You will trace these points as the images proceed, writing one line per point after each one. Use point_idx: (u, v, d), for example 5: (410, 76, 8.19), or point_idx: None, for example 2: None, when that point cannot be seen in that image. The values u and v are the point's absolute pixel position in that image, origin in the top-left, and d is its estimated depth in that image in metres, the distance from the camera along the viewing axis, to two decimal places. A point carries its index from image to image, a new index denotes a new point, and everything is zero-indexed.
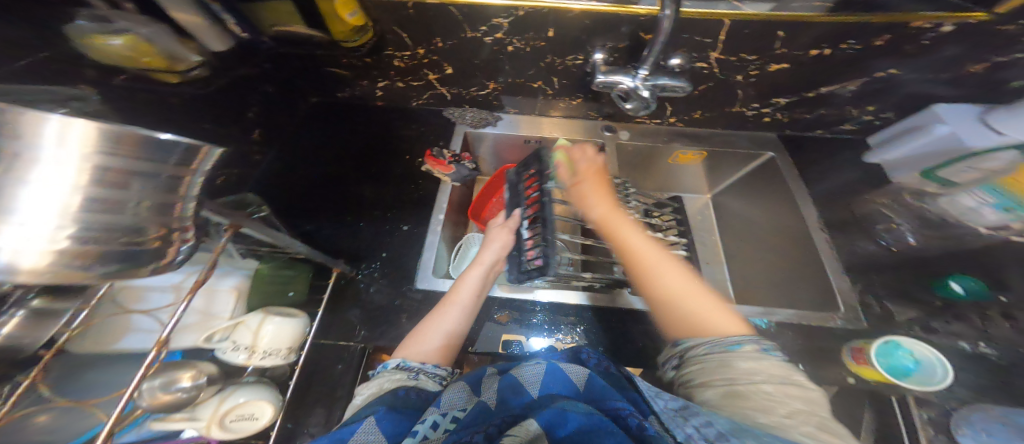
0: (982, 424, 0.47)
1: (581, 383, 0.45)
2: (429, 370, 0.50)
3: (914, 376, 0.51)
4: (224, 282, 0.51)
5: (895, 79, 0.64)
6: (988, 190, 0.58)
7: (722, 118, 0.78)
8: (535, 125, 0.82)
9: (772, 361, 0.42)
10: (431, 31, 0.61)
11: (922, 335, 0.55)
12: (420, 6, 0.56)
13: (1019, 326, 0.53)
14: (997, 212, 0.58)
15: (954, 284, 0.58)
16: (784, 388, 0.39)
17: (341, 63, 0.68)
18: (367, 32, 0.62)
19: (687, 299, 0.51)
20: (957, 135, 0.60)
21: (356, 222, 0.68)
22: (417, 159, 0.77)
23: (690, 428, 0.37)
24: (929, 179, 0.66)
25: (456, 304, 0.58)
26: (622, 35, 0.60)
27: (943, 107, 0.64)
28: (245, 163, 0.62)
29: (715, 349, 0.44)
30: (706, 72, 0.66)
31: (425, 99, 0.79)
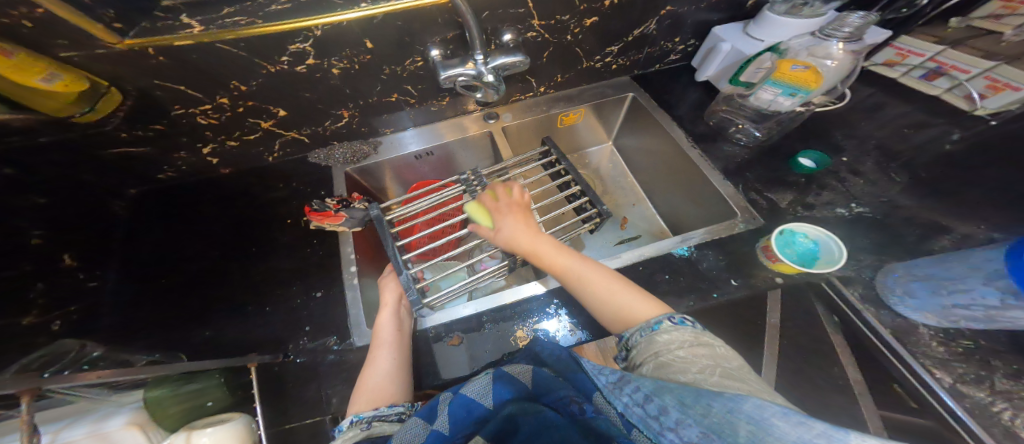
0: (901, 288, 0.48)
1: (530, 381, 0.43)
2: (384, 414, 0.44)
3: (820, 257, 0.52)
4: (111, 422, 0.43)
5: (677, 14, 0.68)
6: (773, 84, 0.63)
7: (578, 76, 0.78)
8: (433, 135, 0.77)
9: (684, 329, 0.41)
10: (220, 75, 0.54)
11: (805, 214, 0.59)
12: (169, 51, 0.48)
13: (866, 178, 0.61)
14: (789, 98, 0.63)
15: (806, 160, 0.63)
16: (696, 349, 0.38)
17: (125, 139, 0.58)
18: (108, 93, 0.51)
19: (607, 290, 0.48)
20: (736, 48, 0.68)
21: (249, 308, 0.59)
22: (301, 217, 0.69)
23: (627, 398, 0.34)
24: (737, 86, 0.71)
25: (386, 343, 0.50)
26: (443, 26, 0.58)
27: (720, 28, 0.72)
28: (75, 296, 0.54)
29: (641, 332, 0.43)
30: (538, 41, 0.66)
31: (280, 150, 0.72)
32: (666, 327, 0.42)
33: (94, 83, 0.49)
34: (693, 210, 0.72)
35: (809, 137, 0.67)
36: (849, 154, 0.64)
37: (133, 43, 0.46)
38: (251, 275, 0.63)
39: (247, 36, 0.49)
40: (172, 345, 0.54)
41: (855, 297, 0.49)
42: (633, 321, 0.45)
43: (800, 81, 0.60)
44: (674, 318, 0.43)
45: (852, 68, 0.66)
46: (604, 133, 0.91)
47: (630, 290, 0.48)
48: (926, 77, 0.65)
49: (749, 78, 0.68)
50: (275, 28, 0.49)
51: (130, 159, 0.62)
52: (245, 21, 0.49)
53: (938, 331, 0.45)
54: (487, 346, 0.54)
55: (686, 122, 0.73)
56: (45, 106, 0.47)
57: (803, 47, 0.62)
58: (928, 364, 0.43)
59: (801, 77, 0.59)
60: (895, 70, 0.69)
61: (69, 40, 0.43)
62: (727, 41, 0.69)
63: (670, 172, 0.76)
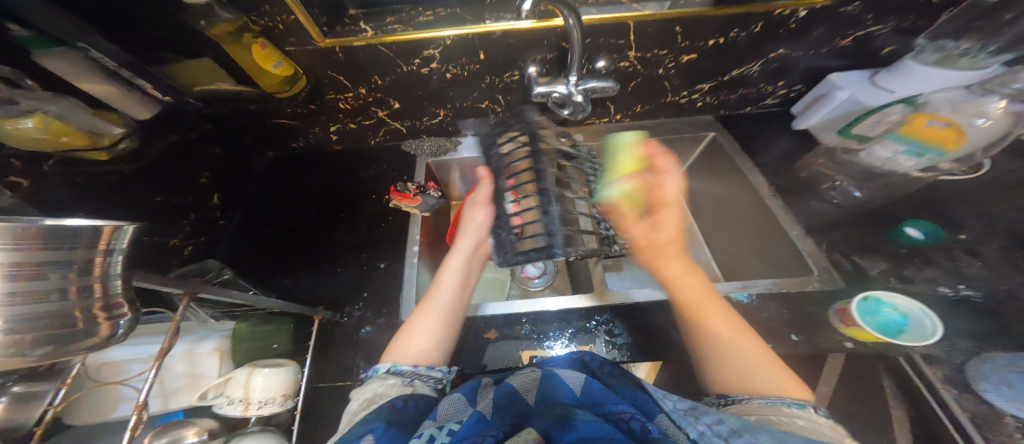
0: (997, 376, 0.44)
1: (581, 389, 0.41)
2: (422, 373, 0.46)
3: (907, 332, 0.48)
4: (203, 345, 0.48)
5: (786, 58, 0.67)
6: (896, 140, 0.62)
7: (662, 108, 0.80)
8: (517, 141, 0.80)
9: (826, 418, 0.37)
10: (366, 71, 0.63)
11: (897, 285, 0.54)
12: (348, 50, 0.58)
13: (981, 261, 0.55)
14: (914, 159, 0.62)
15: (912, 230, 0.59)
16: (827, 429, 0.35)
17: (285, 114, 0.70)
18: (300, 79, 0.63)
19: (739, 343, 0.46)
20: (857, 97, 0.65)
21: (334, 269, 0.67)
22: (385, 197, 0.77)
23: (702, 425, 0.36)
24: (848, 137, 0.70)
25: (430, 304, 0.53)
26: (549, 47, 0.63)
27: (838, 75, 0.68)
28: (208, 229, 0.65)
29: (764, 397, 0.40)
30: (631, 71, 0.69)
31: (383, 136, 0.81)
32: (808, 410, 0.38)
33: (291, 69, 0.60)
34: (761, 261, 0.70)
35: (912, 205, 0.62)
36: (963, 231, 0.58)
37: (330, 43, 0.57)
38: (337, 240, 0.71)
39: (391, 40, 0.58)
40: (267, 286, 0.63)
41: (936, 377, 0.47)
42: (744, 384, 0.43)
43: (926, 136, 0.59)
44: (817, 411, 0.38)
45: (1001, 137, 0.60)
46: (668, 170, 0.90)
47: (773, 364, 0.44)
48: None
49: (864, 132, 0.68)
50: (416, 36, 0.58)
51: (275, 128, 0.73)
52: (399, 30, 0.59)
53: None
54: (519, 346, 0.57)
55: (767, 170, 0.72)
56: (264, 85, 0.61)
57: (947, 103, 0.59)
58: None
59: (938, 133, 0.58)
60: None
61: (296, 38, 0.55)
62: (845, 89, 0.66)
63: (742, 218, 0.74)
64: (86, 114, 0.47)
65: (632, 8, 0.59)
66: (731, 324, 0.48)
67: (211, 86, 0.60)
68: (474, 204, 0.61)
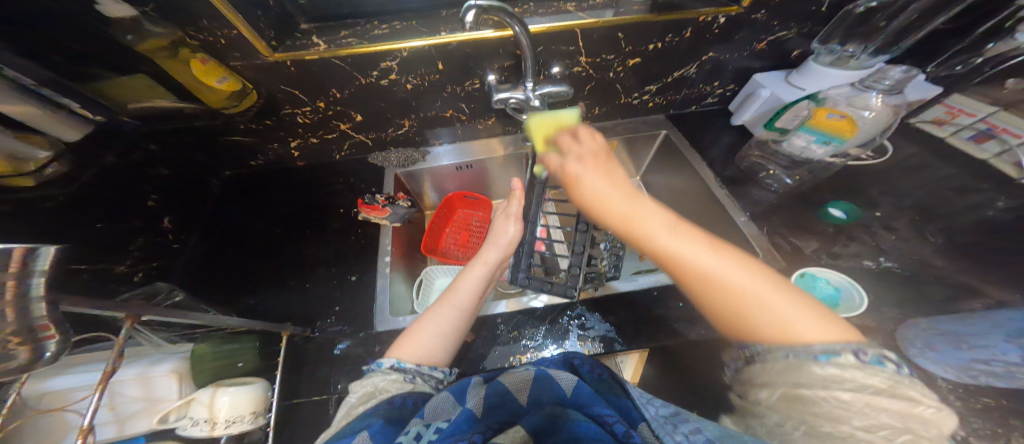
0: (922, 340, 0.49)
1: (571, 389, 0.43)
2: (426, 372, 0.46)
3: (841, 303, 0.53)
4: (158, 368, 0.47)
5: (717, 60, 0.73)
6: (807, 131, 0.66)
7: (616, 110, 0.84)
8: (487, 147, 0.85)
9: (876, 370, 0.29)
10: (323, 85, 0.64)
11: (829, 262, 0.60)
12: (300, 64, 0.59)
13: (897, 235, 0.61)
14: (822, 146, 0.67)
15: (836, 210, 0.66)
16: (869, 399, 0.28)
17: (241, 130, 0.69)
18: (248, 94, 0.63)
19: (753, 286, 0.37)
20: (777, 94, 0.73)
21: (300, 284, 0.66)
22: (352, 209, 0.76)
23: (680, 436, 0.38)
24: (773, 131, 0.75)
25: (459, 303, 0.54)
26: (503, 55, 0.66)
27: (761, 75, 0.77)
28: (162, 253, 0.62)
29: (789, 353, 0.32)
30: (584, 75, 0.73)
31: (347, 150, 0.81)
32: (846, 360, 0.30)
33: (241, 85, 0.61)
34: None
35: (839, 189, 0.69)
36: (881, 209, 0.64)
37: (280, 57, 0.57)
38: (302, 255, 0.70)
39: (345, 54, 0.59)
40: (228, 306, 0.61)
41: (871, 344, 0.50)
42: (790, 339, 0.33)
43: (832, 128, 0.64)
44: (863, 355, 0.30)
45: (891, 126, 0.67)
46: (632, 169, 0.95)
47: (792, 297, 0.36)
48: (975, 139, 0.67)
49: (785, 125, 0.73)
50: (374, 49, 0.59)
51: (233, 145, 0.72)
52: (354, 43, 0.59)
53: (957, 385, 0.45)
54: (496, 348, 0.57)
55: (715, 163, 0.77)
56: (209, 100, 0.60)
57: (841, 98, 0.65)
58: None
59: (836, 125, 0.64)
60: (944, 128, 0.72)
61: (242, 53, 0.55)
62: (767, 88, 0.74)
63: (696, 209, 0.78)
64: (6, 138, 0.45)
65: (580, 16, 0.63)
66: (736, 267, 0.38)
67: (153, 102, 0.59)
68: (508, 217, 0.67)
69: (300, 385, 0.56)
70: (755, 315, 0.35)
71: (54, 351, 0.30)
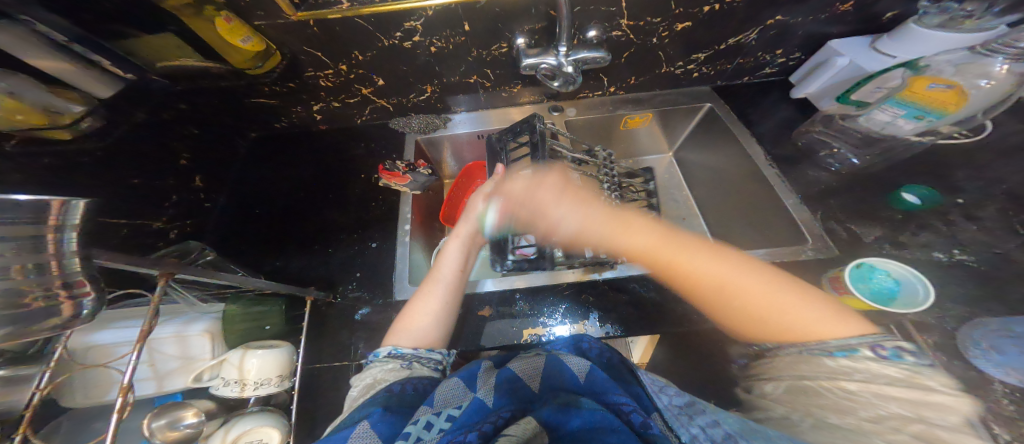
0: (988, 341, 0.44)
1: (583, 376, 0.40)
2: (422, 356, 0.46)
3: (897, 298, 0.48)
4: (192, 327, 0.48)
5: (782, 24, 0.65)
6: (896, 104, 0.58)
7: (656, 80, 0.77)
8: (506, 117, 0.80)
9: (890, 363, 0.30)
10: (346, 46, 0.61)
11: (891, 251, 0.54)
12: (323, 23, 0.56)
13: (979, 226, 0.54)
14: (911, 121, 0.59)
15: (909, 196, 0.59)
16: (872, 386, 0.30)
17: (264, 92, 0.68)
18: (273, 55, 0.61)
19: (752, 276, 0.42)
20: (856, 62, 0.64)
21: (325, 251, 0.66)
22: (375, 177, 0.75)
23: (695, 428, 0.33)
24: (846, 104, 0.67)
25: (442, 280, 0.54)
26: (536, 16, 0.60)
27: (838, 41, 0.67)
28: (196, 213, 0.64)
29: (805, 352, 0.35)
30: (623, 40, 0.66)
31: (369, 115, 0.79)
32: (863, 356, 0.32)
33: (266, 44, 0.59)
34: (752, 231, 0.69)
35: (910, 172, 0.61)
36: (958, 196, 0.57)
37: (304, 16, 0.54)
38: (325, 222, 0.70)
39: (366, 12, 0.55)
40: (254, 267, 0.63)
41: (929, 343, 0.46)
42: (805, 338, 0.35)
43: (933, 101, 0.56)
44: (880, 349, 0.32)
45: (1011, 95, 0.58)
46: (665, 144, 0.89)
47: (801, 294, 0.39)
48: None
49: (864, 97, 0.65)
50: (397, 7, 0.54)
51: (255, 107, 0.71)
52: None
53: (1013, 389, 0.41)
54: (514, 323, 0.56)
55: (764, 139, 0.70)
56: (233, 60, 0.59)
57: (943, 66, 0.56)
58: (992, 420, 0.40)
59: (938, 96, 0.55)
60: None
61: (265, 11, 0.53)
62: (845, 56, 0.65)
63: (737, 189, 0.73)
64: (39, 92, 0.44)
65: None
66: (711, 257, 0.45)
67: (179, 61, 0.57)
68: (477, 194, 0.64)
69: (327, 350, 0.57)
70: (765, 319, 0.38)
71: (90, 308, 0.31)
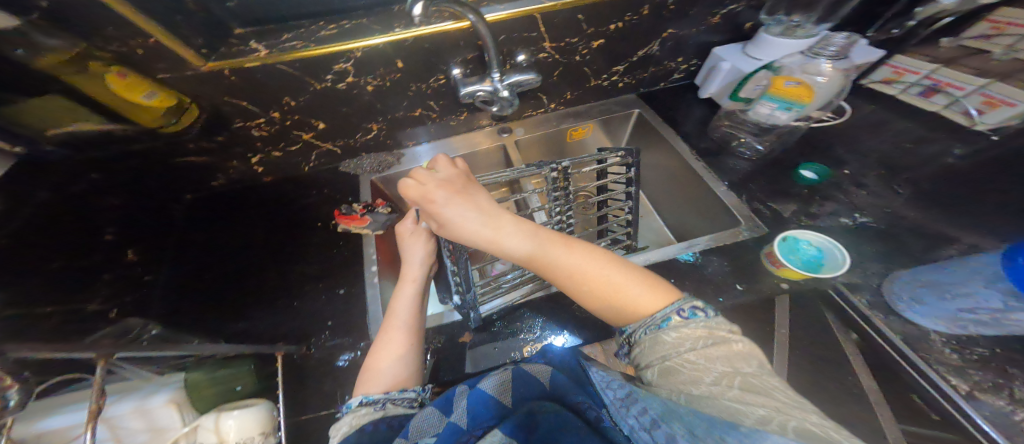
0: (907, 293, 0.50)
1: (547, 381, 0.42)
2: (396, 397, 0.44)
3: (824, 264, 0.53)
4: (153, 399, 0.46)
5: (677, 36, 0.73)
6: (769, 99, 0.67)
7: (588, 94, 0.83)
8: (472, 142, 0.81)
9: (695, 322, 0.37)
10: (275, 94, 0.62)
11: (808, 223, 0.60)
12: (239, 72, 0.57)
13: (870, 191, 0.61)
14: (785, 112, 0.67)
15: (807, 172, 0.65)
16: (707, 351, 0.35)
17: (191, 150, 0.67)
18: (188, 109, 0.61)
19: (592, 264, 0.45)
20: (736, 66, 0.72)
21: (282, 302, 0.64)
22: (330, 221, 0.74)
23: (631, 419, 0.31)
24: (738, 101, 0.75)
25: (399, 327, 0.51)
26: (465, 48, 0.64)
27: (720, 47, 0.76)
28: (137, 286, 0.59)
29: (646, 329, 0.40)
30: (551, 61, 0.71)
31: (316, 161, 0.80)
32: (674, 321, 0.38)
33: (179, 99, 0.60)
34: (702, 221, 0.73)
35: (810, 150, 0.69)
36: (849, 166, 0.65)
37: (213, 65, 0.55)
38: (283, 274, 0.67)
39: (294, 57, 0.57)
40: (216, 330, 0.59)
41: (863, 303, 0.50)
42: (637, 313, 0.42)
43: (793, 95, 0.63)
44: (683, 311, 0.39)
45: (846, 82, 0.68)
46: None
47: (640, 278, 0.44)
48: (924, 94, 0.71)
49: (749, 95, 0.73)
50: (323, 51, 0.57)
51: (187, 168, 0.69)
52: (299, 46, 0.57)
53: (948, 337, 0.46)
54: (496, 346, 0.56)
55: (689, 136, 0.77)
56: (141, 119, 0.58)
57: (795, 66, 0.66)
58: (941, 371, 0.44)
59: (795, 92, 0.63)
60: (892, 87, 0.74)
61: (167, 63, 0.53)
62: (727, 61, 0.73)
63: (677, 185, 0.78)
64: None
65: None
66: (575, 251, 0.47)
67: (77, 124, 0.53)
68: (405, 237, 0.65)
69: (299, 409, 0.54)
70: (614, 299, 0.43)
71: None
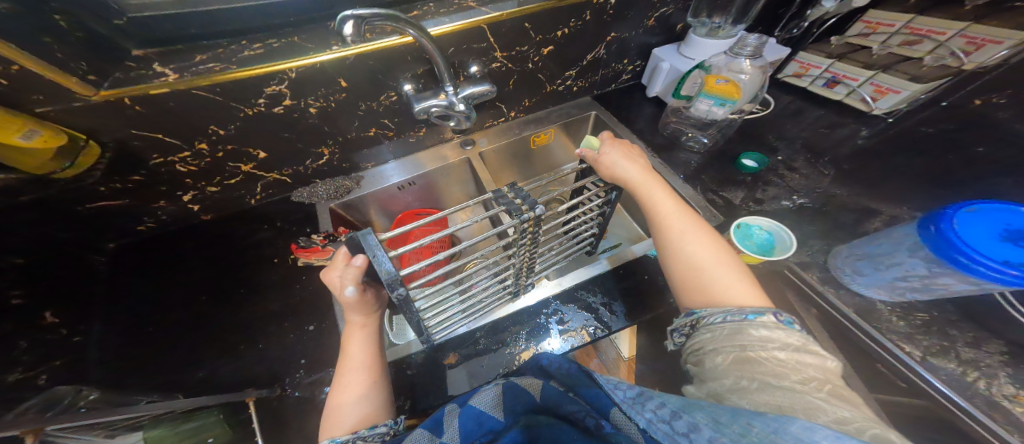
0: (850, 267, 0.55)
1: (539, 394, 0.40)
2: (365, 435, 0.40)
3: (776, 246, 0.56)
4: None
5: (620, 39, 0.75)
6: (705, 96, 0.70)
7: (545, 99, 0.84)
8: (439, 156, 0.81)
9: (791, 330, 0.34)
10: (197, 122, 0.57)
11: (757, 207, 0.64)
12: (144, 99, 0.51)
13: (798, 174, 0.69)
14: (720, 108, 0.70)
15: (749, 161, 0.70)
16: (799, 355, 0.32)
17: (105, 193, 0.60)
18: (85, 147, 0.53)
19: (699, 244, 0.44)
20: (674, 66, 0.76)
21: (248, 347, 0.59)
22: (289, 256, 0.71)
23: (647, 413, 0.31)
24: (680, 99, 0.77)
25: (353, 365, 0.45)
26: (413, 62, 0.63)
27: (659, 49, 0.80)
28: (65, 348, 0.52)
29: (728, 316, 0.37)
30: (504, 70, 0.71)
31: (262, 192, 0.76)
32: (765, 318, 0.35)
33: (72, 137, 0.51)
34: None
35: (748, 142, 0.75)
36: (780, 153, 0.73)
37: (110, 94, 0.49)
38: (244, 316, 0.63)
39: (222, 80, 0.53)
40: (169, 386, 0.53)
41: (815, 280, 0.55)
42: (718, 301, 0.39)
43: (722, 92, 0.68)
44: (780, 316, 0.36)
45: (765, 81, 0.74)
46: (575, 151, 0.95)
47: (728, 264, 0.42)
48: (828, 85, 0.80)
49: (690, 92, 0.76)
50: (250, 73, 0.53)
51: (105, 212, 0.62)
52: (218, 69, 0.53)
53: (893, 306, 0.52)
54: (484, 363, 0.54)
55: (644, 133, 0.79)
56: (25, 168, 0.48)
57: (722, 65, 0.72)
58: (898, 340, 0.48)
59: (725, 89, 0.68)
60: (803, 79, 0.84)
61: (45, 94, 0.45)
62: (666, 61, 0.78)
63: None
64: None
65: (484, 11, 0.62)
66: (684, 222, 0.46)
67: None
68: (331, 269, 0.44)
69: None
70: (701, 277, 0.41)
71: None
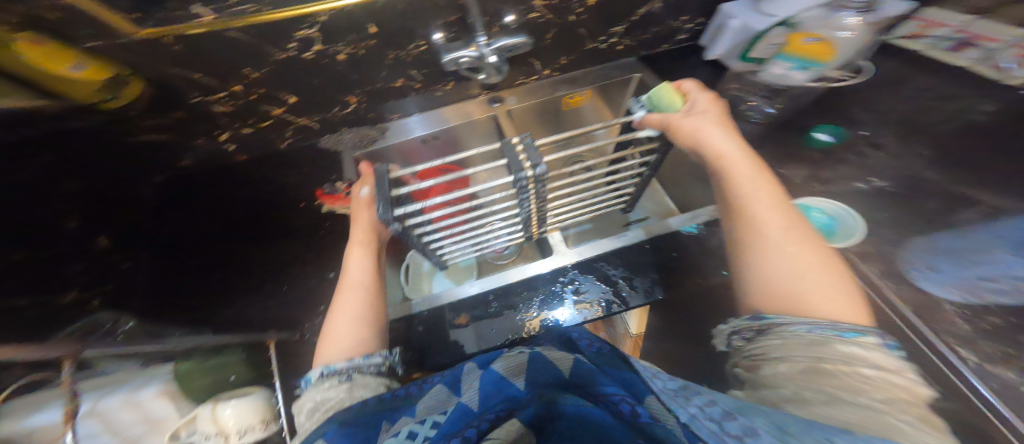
0: (923, 262, 0.47)
1: (568, 370, 0.35)
2: (360, 364, 0.39)
3: (836, 232, 0.51)
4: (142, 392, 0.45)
5: None
6: (785, 58, 0.69)
7: (584, 58, 0.77)
8: (462, 112, 0.76)
9: (891, 351, 0.29)
10: (233, 63, 0.55)
11: (817, 191, 0.58)
12: (183, 38, 0.49)
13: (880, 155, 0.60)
14: (801, 72, 0.69)
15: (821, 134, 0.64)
16: (887, 375, 0.28)
17: (145, 126, 0.61)
18: (129, 82, 0.53)
19: (792, 245, 0.37)
20: (747, 24, 0.65)
21: (274, 287, 0.61)
22: (314, 202, 0.71)
23: (693, 408, 0.28)
24: (749, 62, 0.73)
25: (354, 286, 0.47)
26: (445, 8, 0.58)
27: (728, 4, 0.69)
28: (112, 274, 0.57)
29: (818, 327, 0.32)
30: (542, 21, 0.65)
31: (292, 137, 0.74)
32: (866, 339, 0.30)
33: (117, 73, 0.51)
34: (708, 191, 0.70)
35: (822, 113, 0.67)
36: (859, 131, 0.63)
37: (151, 31, 0.47)
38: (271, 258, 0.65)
39: (257, 19, 0.50)
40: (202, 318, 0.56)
41: (873, 273, 0.47)
42: (806, 310, 0.34)
43: (809, 53, 0.66)
44: (882, 339, 0.30)
45: (863, 45, 0.67)
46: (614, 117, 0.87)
47: (830, 275, 0.35)
48: (954, 47, 0.66)
49: (760, 54, 0.70)
50: (278, 16, 0.50)
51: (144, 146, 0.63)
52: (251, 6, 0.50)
53: None
54: (495, 325, 0.53)
55: None
56: (80, 95, 0.52)
57: (814, 21, 0.64)
58: None
59: (813, 50, 0.65)
60: (919, 40, 0.70)
61: (94, 30, 0.45)
62: (737, 17, 0.66)
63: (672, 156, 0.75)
64: None
65: None
66: (781, 218, 0.39)
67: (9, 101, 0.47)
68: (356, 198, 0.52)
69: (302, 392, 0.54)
70: (792, 285, 0.36)
71: None
